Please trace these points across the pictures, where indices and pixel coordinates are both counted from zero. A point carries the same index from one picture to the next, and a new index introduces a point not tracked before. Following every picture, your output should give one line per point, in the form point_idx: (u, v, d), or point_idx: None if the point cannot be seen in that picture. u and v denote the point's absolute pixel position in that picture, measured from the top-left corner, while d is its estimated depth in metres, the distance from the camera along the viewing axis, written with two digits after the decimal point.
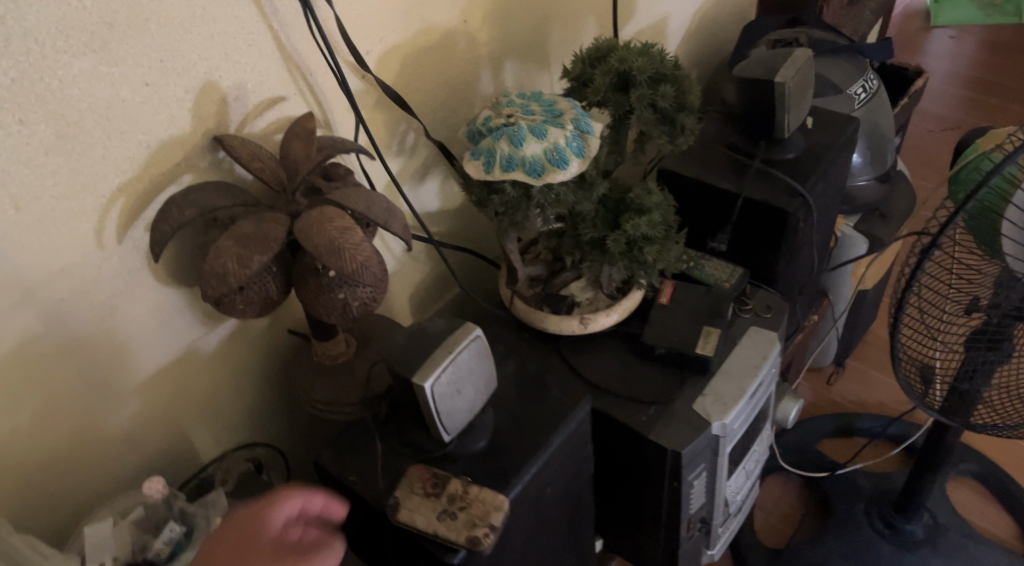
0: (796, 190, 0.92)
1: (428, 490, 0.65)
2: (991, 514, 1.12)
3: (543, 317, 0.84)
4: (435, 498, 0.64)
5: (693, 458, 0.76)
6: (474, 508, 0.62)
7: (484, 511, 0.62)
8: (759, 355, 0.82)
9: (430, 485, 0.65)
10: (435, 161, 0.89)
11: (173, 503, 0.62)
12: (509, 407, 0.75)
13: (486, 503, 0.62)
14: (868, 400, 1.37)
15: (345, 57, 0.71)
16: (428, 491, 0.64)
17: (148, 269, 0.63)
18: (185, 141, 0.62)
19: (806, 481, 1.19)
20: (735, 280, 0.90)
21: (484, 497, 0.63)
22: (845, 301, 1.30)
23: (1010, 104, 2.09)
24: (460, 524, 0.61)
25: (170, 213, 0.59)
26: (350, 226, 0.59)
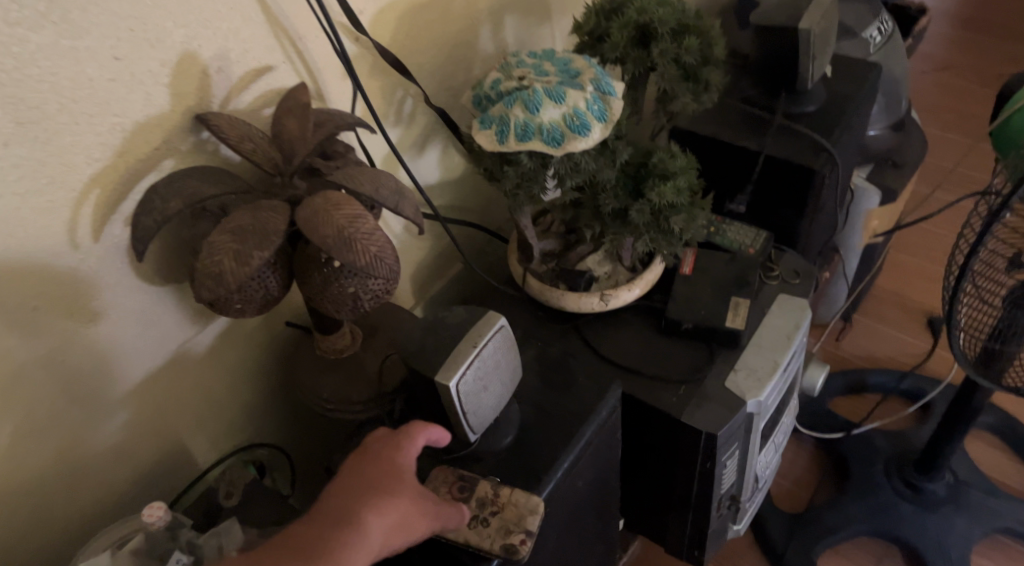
0: (820, 146, 0.87)
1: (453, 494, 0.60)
2: (1010, 466, 1.10)
3: (561, 295, 0.78)
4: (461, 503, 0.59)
5: (728, 439, 0.72)
6: (507, 513, 0.58)
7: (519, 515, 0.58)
8: (791, 325, 0.78)
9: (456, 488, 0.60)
10: (436, 129, 0.81)
11: (178, 534, 0.56)
12: (533, 396, 0.70)
13: (520, 507, 0.58)
14: (877, 354, 1.33)
15: (336, 17, 0.63)
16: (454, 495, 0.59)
17: (131, 268, 0.56)
18: (164, 122, 0.54)
19: (821, 442, 1.17)
20: (759, 245, 0.85)
21: (518, 500, 0.59)
22: (855, 255, 1.25)
23: (1004, 41, 2.03)
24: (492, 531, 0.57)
25: (152, 206, 0.52)
26: (359, 213, 0.53)
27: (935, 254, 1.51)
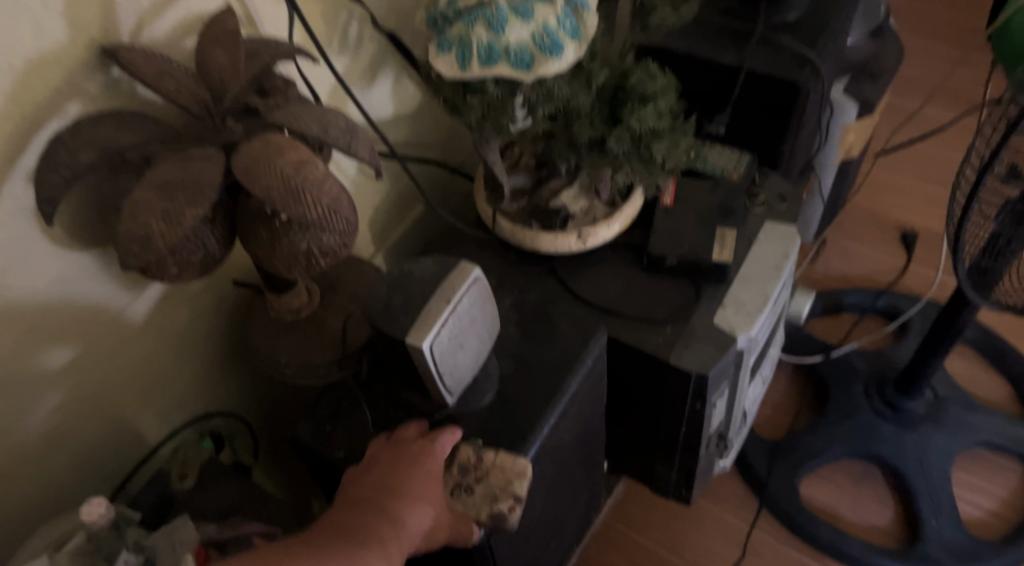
0: (804, 57, 0.80)
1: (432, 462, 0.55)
2: (985, 378, 1.11)
3: (536, 236, 0.72)
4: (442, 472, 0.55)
5: (718, 378, 0.69)
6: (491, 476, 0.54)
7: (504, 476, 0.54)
8: (779, 255, 0.74)
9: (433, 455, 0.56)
10: (387, 57, 0.73)
11: (126, 533, 0.52)
12: (512, 348, 0.65)
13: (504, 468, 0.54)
14: (851, 275, 1.32)
15: None
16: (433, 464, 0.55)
17: (45, 234, 0.49)
18: (63, 59, 0.45)
19: (799, 366, 1.16)
20: (743, 169, 0.79)
21: (500, 460, 0.55)
22: (831, 173, 1.22)
23: None
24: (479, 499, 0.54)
25: (58, 160, 0.44)
26: (307, 158, 0.46)
27: (907, 168, 1.48)
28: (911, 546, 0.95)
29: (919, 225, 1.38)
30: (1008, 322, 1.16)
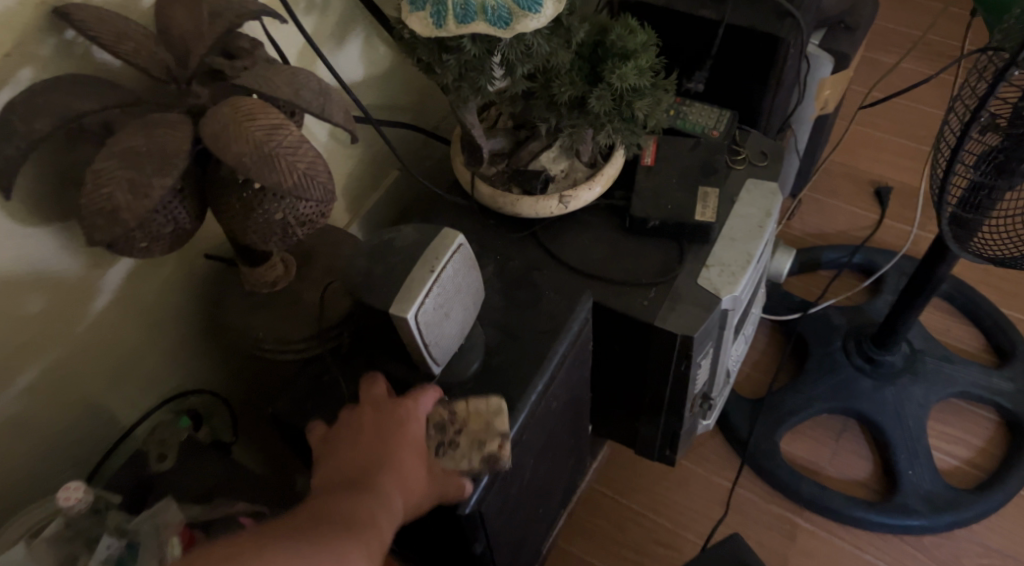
0: (785, 11, 0.79)
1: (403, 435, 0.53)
2: (959, 330, 1.13)
3: (516, 200, 0.71)
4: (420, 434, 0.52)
5: (703, 339, 0.69)
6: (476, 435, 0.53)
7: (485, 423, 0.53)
8: (762, 213, 0.73)
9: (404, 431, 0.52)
10: (357, 16, 0.70)
11: (106, 518, 0.52)
12: (497, 317, 0.64)
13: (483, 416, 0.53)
14: (828, 231, 1.32)
15: None
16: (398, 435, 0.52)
17: (3, 210, 0.46)
18: (10, 21, 0.42)
19: (778, 325, 1.17)
20: (724, 127, 0.79)
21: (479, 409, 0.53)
22: (807, 129, 1.21)
23: None
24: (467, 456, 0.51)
25: (11, 130, 0.41)
26: (279, 123, 0.43)
27: (882, 124, 1.48)
28: (888, 496, 0.98)
29: (893, 181, 1.39)
30: (981, 274, 1.18)
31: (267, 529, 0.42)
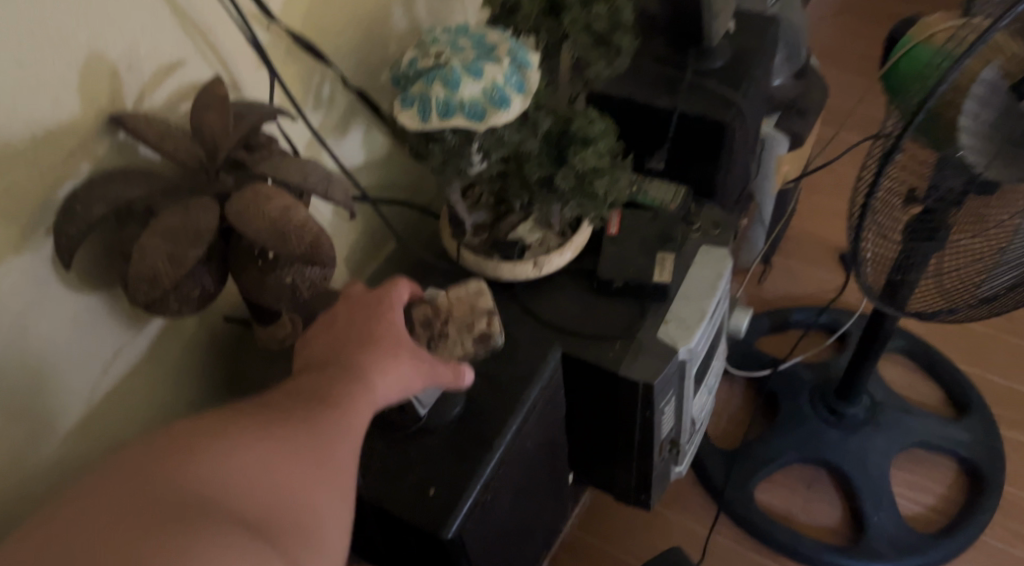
0: (729, 100, 0.91)
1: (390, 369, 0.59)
2: (920, 385, 1.20)
3: (496, 265, 0.81)
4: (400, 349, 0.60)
5: (663, 387, 0.77)
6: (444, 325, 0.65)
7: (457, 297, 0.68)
8: (714, 275, 0.83)
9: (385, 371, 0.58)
10: (357, 111, 0.81)
11: None
12: (479, 367, 0.72)
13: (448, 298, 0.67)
14: (796, 294, 1.42)
15: (246, 5, 0.61)
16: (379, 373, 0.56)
17: (58, 278, 0.55)
18: (78, 128, 0.52)
19: (751, 381, 1.25)
20: (679, 201, 0.89)
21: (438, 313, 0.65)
22: (771, 202, 1.32)
23: None
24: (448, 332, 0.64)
25: (76, 213, 0.51)
26: (291, 204, 0.53)
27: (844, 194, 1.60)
28: (856, 541, 1.03)
29: None
30: (939, 331, 1.26)
31: (232, 415, 0.43)
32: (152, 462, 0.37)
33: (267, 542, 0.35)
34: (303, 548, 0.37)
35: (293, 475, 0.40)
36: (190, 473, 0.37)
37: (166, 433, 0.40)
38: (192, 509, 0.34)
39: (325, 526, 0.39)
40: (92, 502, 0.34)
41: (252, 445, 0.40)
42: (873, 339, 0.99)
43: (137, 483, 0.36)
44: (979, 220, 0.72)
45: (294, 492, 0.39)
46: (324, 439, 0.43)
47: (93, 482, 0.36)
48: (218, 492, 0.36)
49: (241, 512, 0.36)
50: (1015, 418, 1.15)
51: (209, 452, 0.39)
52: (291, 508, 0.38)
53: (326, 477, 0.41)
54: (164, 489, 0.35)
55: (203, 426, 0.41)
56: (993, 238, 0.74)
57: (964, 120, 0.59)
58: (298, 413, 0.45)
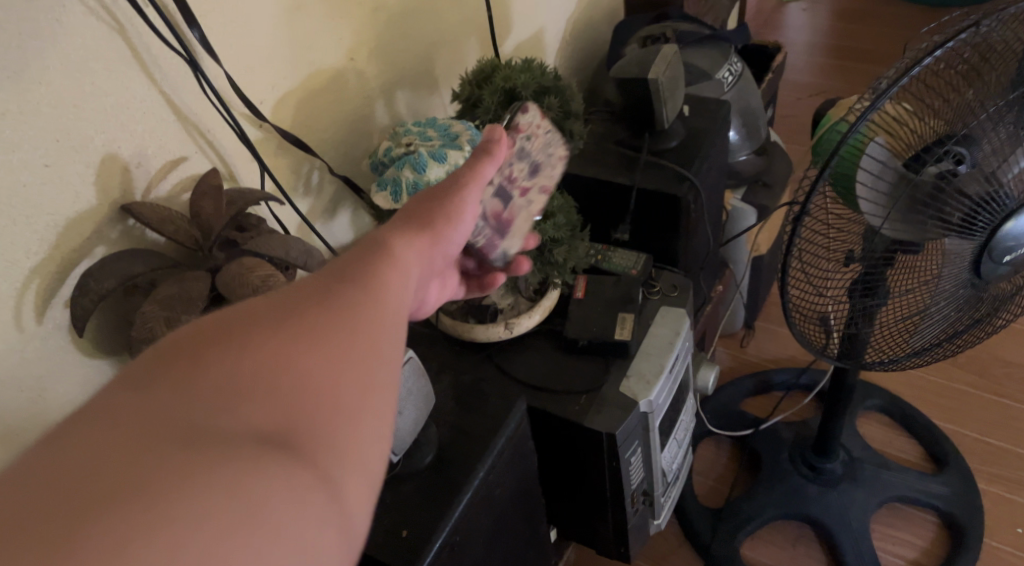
0: (682, 175, 0.99)
1: (511, 219, 0.68)
2: (899, 441, 1.24)
3: (471, 328, 0.88)
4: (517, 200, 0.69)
5: (627, 437, 0.82)
6: (551, 160, 0.74)
7: (553, 142, 0.75)
8: (672, 332, 0.90)
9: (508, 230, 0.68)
10: (343, 196, 0.91)
11: None
12: (451, 420, 0.78)
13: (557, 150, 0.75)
14: (781, 355, 1.43)
15: (238, 109, 0.72)
16: (494, 223, 0.65)
17: (72, 344, 0.63)
18: (93, 215, 0.62)
19: (736, 440, 1.29)
20: (641, 266, 0.97)
21: (558, 179, 0.76)
22: (744, 268, 1.36)
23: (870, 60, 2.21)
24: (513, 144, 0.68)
25: (88, 286, 0.59)
26: (272, 273, 0.61)
27: None
28: None
29: None
30: (915, 389, 1.31)
31: (246, 308, 0.38)
32: (176, 361, 0.35)
33: (280, 464, 0.31)
34: (335, 459, 0.32)
35: (312, 375, 0.34)
36: (188, 399, 0.33)
37: (171, 346, 0.36)
38: (186, 445, 0.30)
39: (361, 428, 0.34)
40: (84, 438, 0.31)
41: (276, 324, 0.36)
42: (838, 392, 1.04)
43: (137, 413, 0.32)
44: (906, 276, 0.78)
45: (316, 393, 0.34)
46: (353, 326, 0.38)
47: (93, 409, 0.33)
48: (216, 417, 0.32)
49: (245, 435, 0.31)
50: (992, 471, 1.18)
51: (210, 369, 0.34)
52: (313, 417, 0.33)
53: (364, 374, 0.36)
54: (160, 423, 0.31)
55: (209, 333, 0.36)
56: (916, 283, 0.78)
57: (860, 185, 0.71)
58: (320, 294, 0.39)
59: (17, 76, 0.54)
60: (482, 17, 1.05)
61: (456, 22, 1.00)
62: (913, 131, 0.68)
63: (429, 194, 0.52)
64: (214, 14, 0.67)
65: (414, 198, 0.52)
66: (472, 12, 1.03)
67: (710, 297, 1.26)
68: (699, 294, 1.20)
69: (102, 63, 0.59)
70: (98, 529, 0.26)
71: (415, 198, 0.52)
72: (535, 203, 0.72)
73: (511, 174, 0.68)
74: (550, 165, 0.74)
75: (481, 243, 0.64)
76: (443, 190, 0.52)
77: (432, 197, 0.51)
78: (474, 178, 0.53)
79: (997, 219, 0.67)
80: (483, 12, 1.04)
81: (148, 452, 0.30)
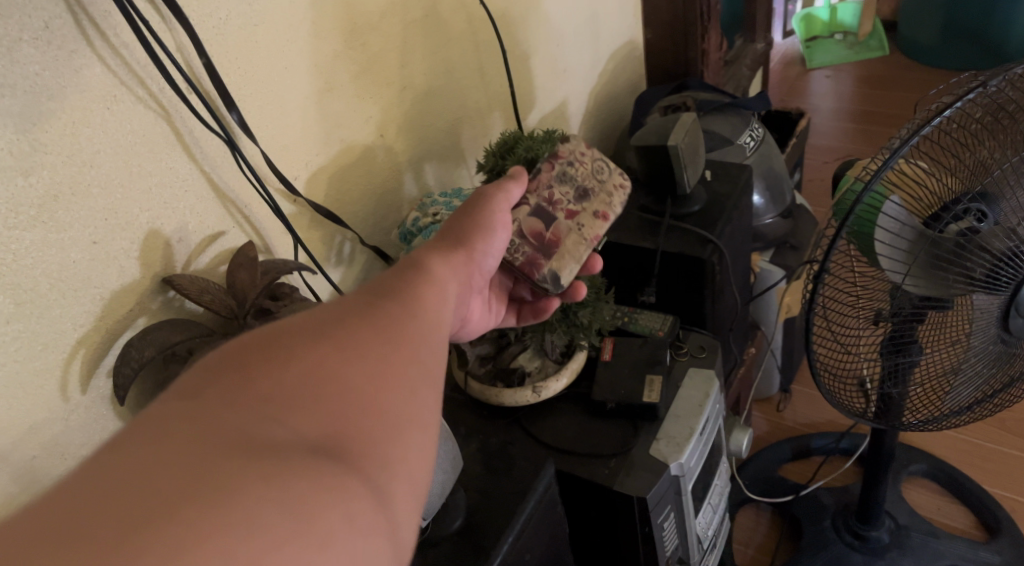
0: (706, 238, 1.00)
1: (556, 236, 0.73)
2: (948, 509, 1.19)
3: (498, 392, 0.88)
4: (565, 222, 0.74)
5: (658, 502, 0.81)
6: (604, 186, 0.78)
7: (607, 172, 0.79)
8: (701, 394, 0.89)
9: (552, 244, 0.72)
10: (374, 265, 0.94)
11: None
12: (479, 484, 0.78)
13: (613, 180, 0.79)
14: (818, 419, 1.39)
15: (274, 185, 0.77)
16: (533, 241, 0.71)
17: (114, 412, 0.66)
18: (137, 287, 0.65)
19: (776, 507, 1.25)
20: (667, 327, 0.97)
21: (620, 203, 0.78)
22: (777, 329, 1.33)
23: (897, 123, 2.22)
24: (551, 171, 0.75)
25: (130, 355, 0.62)
26: None
27: None
28: None
29: None
30: (962, 453, 1.26)
31: (296, 323, 0.41)
32: (232, 372, 0.38)
33: (333, 470, 0.34)
34: (383, 467, 0.35)
35: (360, 387, 0.38)
36: (245, 406, 0.36)
37: (226, 355, 0.39)
38: (248, 449, 0.33)
39: (407, 440, 0.37)
40: (150, 440, 0.33)
41: (325, 341, 0.40)
42: (879, 455, 1.00)
43: (200, 418, 0.35)
44: (936, 330, 0.77)
45: (362, 408, 0.37)
46: (394, 345, 0.41)
47: (156, 414, 0.35)
48: (273, 424, 0.35)
49: (298, 442, 0.34)
50: None
51: (266, 379, 0.37)
52: (362, 428, 0.36)
53: (408, 391, 0.39)
54: (220, 429, 0.34)
55: (263, 345, 0.39)
56: (947, 337, 0.77)
57: (876, 243, 0.70)
58: (364, 316, 0.43)
59: (69, 159, 0.58)
60: (506, 93, 1.10)
61: (480, 99, 1.05)
62: (931, 191, 0.70)
63: (458, 221, 0.59)
64: (252, 97, 0.72)
65: (447, 225, 0.59)
66: (495, 88, 1.07)
67: (741, 358, 1.25)
68: (729, 357, 1.19)
69: (149, 146, 0.64)
70: (167, 525, 0.29)
71: (447, 227, 0.58)
72: (586, 224, 0.75)
73: (552, 196, 0.74)
74: (605, 193, 0.78)
75: (521, 259, 0.71)
76: (468, 222, 0.59)
77: (461, 220, 0.59)
78: (495, 205, 0.61)
79: (1021, 274, 0.68)
80: (506, 88, 1.10)
81: (214, 454, 0.33)
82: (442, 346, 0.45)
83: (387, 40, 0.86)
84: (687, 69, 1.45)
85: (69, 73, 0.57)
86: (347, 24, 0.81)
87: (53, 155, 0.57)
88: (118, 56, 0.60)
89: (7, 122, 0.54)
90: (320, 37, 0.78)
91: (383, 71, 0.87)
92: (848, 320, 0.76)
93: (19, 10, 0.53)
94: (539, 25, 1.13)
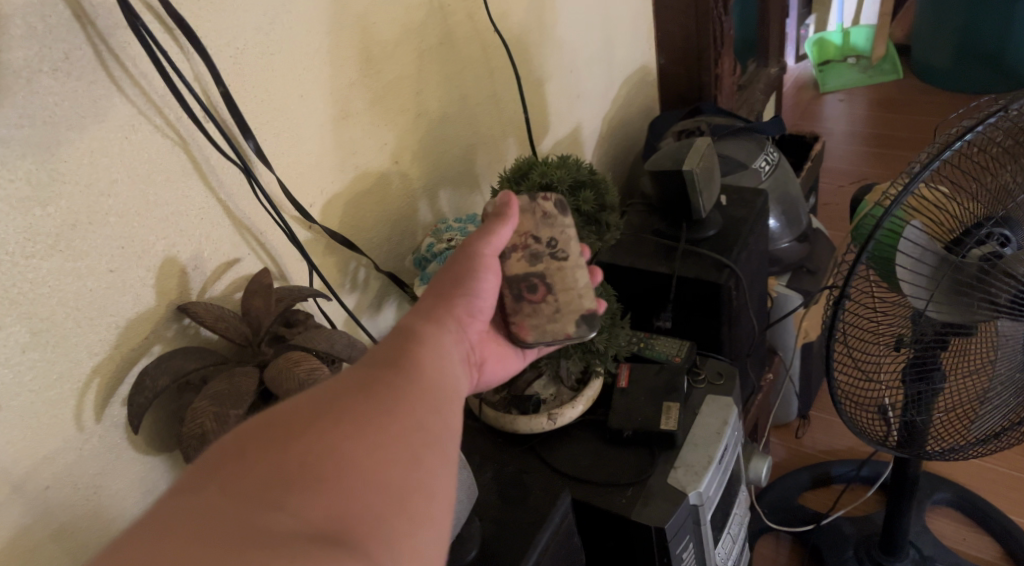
0: (723, 262, 0.99)
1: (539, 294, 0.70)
2: (975, 539, 1.16)
3: (513, 419, 0.87)
4: (517, 277, 0.70)
5: (677, 532, 0.79)
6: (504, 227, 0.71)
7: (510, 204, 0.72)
8: (720, 421, 0.87)
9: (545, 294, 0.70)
10: (389, 290, 0.94)
11: None
12: (493, 513, 0.77)
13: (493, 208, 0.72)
14: (838, 447, 1.36)
15: (290, 213, 0.77)
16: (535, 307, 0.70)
17: (127, 441, 0.65)
18: (152, 316, 0.65)
19: (796, 537, 1.22)
20: (684, 353, 0.96)
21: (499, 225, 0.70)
22: (794, 354, 1.32)
23: (913, 145, 2.20)
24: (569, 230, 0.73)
25: (145, 384, 0.61)
26: (318, 364, 0.61)
27: None
28: None
29: None
30: (990, 483, 1.23)
31: (292, 409, 0.43)
32: (233, 468, 0.39)
33: (335, 553, 0.34)
34: (384, 547, 0.36)
35: (360, 467, 0.39)
36: (249, 495, 0.37)
37: (225, 449, 0.40)
38: (250, 538, 0.34)
39: (411, 516, 0.38)
40: (148, 543, 0.35)
41: (323, 426, 0.41)
42: (902, 486, 0.98)
43: (202, 514, 0.36)
44: (961, 357, 0.75)
45: (364, 490, 0.38)
46: (395, 418, 0.42)
47: (159, 514, 0.36)
48: (274, 513, 0.36)
49: (302, 529, 0.35)
50: None
51: (265, 468, 0.38)
52: (362, 509, 0.37)
53: (413, 464, 0.41)
54: (223, 523, 0.35)
55: (259, 436, 0.41)
56: (970, 365, 0.76)
57: (899, 268, 0.68)
58: (362, 390, 0.44)
59: (87, 189, 0.58)
60: (520, 119, 1.11)
61: (495, 125, 1.06)
62: (953, 215, 0.69)
63: (443, 276, 0.57)
64: (268, 125, 0.73)
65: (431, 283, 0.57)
66: (509, 114, 1.08)
67: (759, 385, 1.23)
68: (747, 383, 1.17)
69: (165, 174, 0.64)
70: None
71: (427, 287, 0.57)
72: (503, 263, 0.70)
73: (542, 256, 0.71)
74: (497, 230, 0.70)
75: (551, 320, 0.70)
76: (450, 275, 0.57)
77: (444, 275, 0.57)
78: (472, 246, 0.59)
79: None
80: (520, 115, 1.10)
81: (217, 549, 0.34)
82: (447, 407, 0.46)
83: (402, 68, 0.87)
84: (700, 94, 1.45)
85: (88, 103, 0.58)
86: (362, 53, 0.81)
87: (70, 184, 0.57)
88: (136, 85, 0.61)
89: (27, 153, 0.54)
90: (336, 65, 0.78)
91: (399, 99, 0.88)
92: (869, 345, 0.75)
93: (39, 42, 0.54)
94: (553, 51, 1.13)
